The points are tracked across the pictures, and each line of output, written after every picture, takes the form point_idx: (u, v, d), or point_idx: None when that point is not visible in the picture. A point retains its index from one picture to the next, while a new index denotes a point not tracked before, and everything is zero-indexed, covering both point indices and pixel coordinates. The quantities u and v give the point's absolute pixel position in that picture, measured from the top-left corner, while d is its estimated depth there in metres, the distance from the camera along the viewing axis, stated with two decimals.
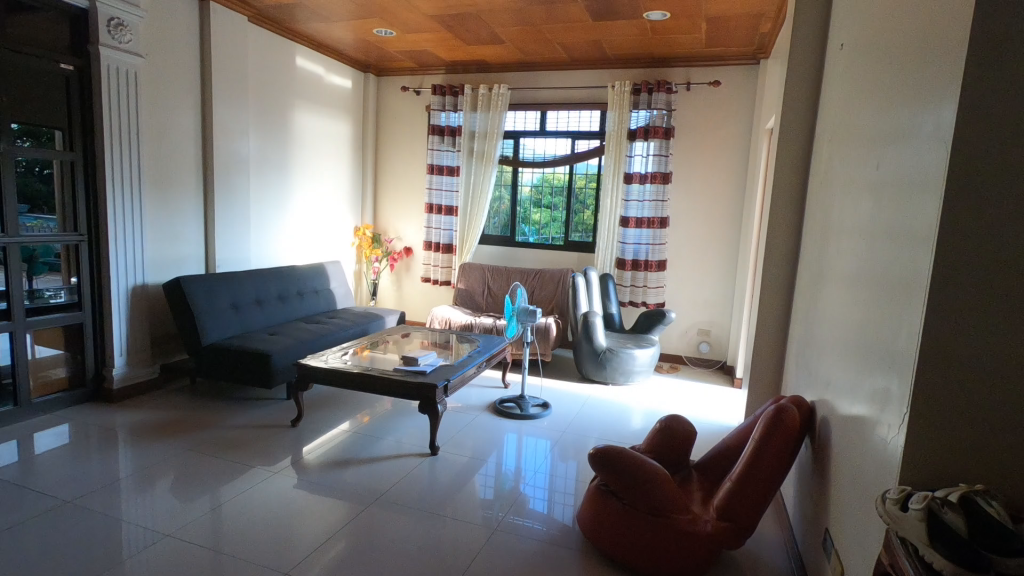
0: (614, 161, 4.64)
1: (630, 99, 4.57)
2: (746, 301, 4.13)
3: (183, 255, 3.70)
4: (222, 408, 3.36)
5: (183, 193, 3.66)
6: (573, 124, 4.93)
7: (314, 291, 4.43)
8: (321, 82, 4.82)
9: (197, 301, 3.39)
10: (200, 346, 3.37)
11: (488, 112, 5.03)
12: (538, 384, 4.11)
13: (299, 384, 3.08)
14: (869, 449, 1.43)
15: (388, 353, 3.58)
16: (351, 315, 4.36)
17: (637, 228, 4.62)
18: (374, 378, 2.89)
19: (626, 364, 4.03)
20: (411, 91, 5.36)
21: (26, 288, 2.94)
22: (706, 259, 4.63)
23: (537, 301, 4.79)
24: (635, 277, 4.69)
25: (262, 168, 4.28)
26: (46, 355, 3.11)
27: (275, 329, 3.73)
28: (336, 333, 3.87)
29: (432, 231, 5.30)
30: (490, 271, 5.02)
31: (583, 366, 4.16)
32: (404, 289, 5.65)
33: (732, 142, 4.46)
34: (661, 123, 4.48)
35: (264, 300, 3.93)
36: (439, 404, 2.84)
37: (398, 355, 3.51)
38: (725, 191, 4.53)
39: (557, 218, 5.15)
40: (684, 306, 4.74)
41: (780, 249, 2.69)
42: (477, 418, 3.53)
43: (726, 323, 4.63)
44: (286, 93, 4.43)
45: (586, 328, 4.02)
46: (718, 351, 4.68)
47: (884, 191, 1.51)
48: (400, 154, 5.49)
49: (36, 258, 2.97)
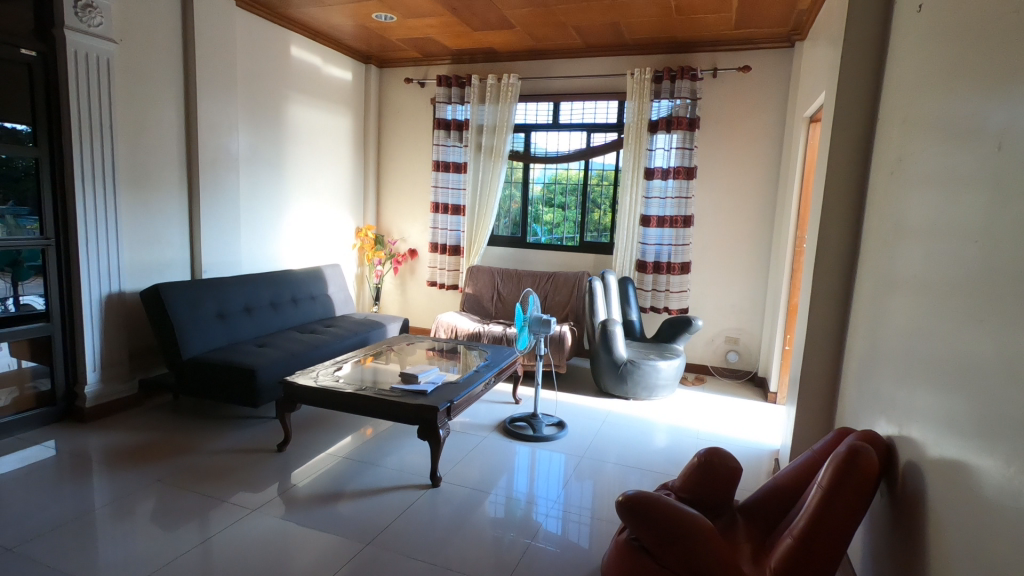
0: (633, 155, 4.28)
1: (651, 87, 4.20)
2: (781, 309, 3.75)
3: (165, 260, 3.40)
4: (204, 427, 3.04)
5: (164, 193, 3.36)
6: (588, 116, 4.59)
7: (311, 297, 4.12)
8: (319, 73, 4.52)
9: (177, 310, 3.09)
10: (180, 361, 3.06)
11: (497, 105, 4.70)
12: (553, 399, 3.74)
13: (286, 404, 2.75)
14: (1008, 524, 1.07)
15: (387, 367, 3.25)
16: (349, 324, 4.03)
17: (659, 227, 4.26)
18: (367, 399, 2.55)
19: (648, 378, 3.66)
20: (415, 83, 5.04)
21: (10, 295, 2.76)
22: (735, 261, 4.26)
23: (551, 306, 4.45)
24: (657, 281, 4.33)
25: (253, 166, 3.97)
26: (29, 367, 2.89)
27: (265, 339, 3.41)
28: (332, 343, 3.55)
29: (438, 232, 4.98)
30: (499, 274, 4.68)
31: (601, 378, 3.79)
32: (408, 293, 5.34)
33: (763, 133, 4.09)
34: (684, 114, 4.12)
35: (255, 307, 3.62)
36: (440, 429, 2.50)
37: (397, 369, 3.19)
38: (755, 186, 4.15)
39: (572, 217, 4.80)
40: (710, 312, 4.37)
41: (834, 251, 2.32)
42: (485, 440, 3.15)
43: (757, 331, 4.26)
44: (279, 85, 4.12)
45: (604, 338, 3.66)
46: (748, 361, 4.30)
47: (1016, 180, 1.16)
48: (405, 150, 5.17)
49: (20, 262, 2.78)
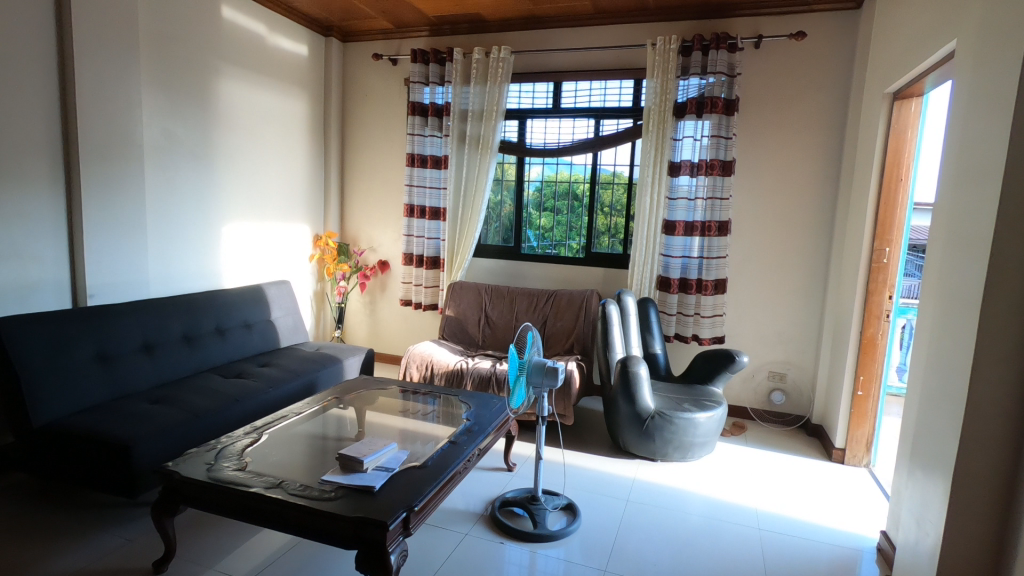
0: (655, 146, 3.42)
1: (677, 61, 3.36)
2: (851, 342, 2.92)
3: (30, 283, 2.51)
4: (59, 524, 2.10)
5: (29, 190, 2.48)
6: (596, 98, 3.73)
7: (245, 325, 3.22)
8: (264, 44, 3.63)
9: (28, 356, 2.18)
10: (28, 430, 2.14)
11: (485, 86, 3.83)
12: (560, 464, 2.82)
13: (164, 506, 1.82)
14: None
15: (343, 429, 2.38)
16: (291, 360, 3.11)
17: (687, 235, 3.41)
18: (284, 507, 1.65)
19: (683, 435, 2.78)
20: (386, 60, 4.16)
21: None
22: (781, 278, 3.41)
23: (551, 334, 3.59)
24: (684, 302, 3.48)
25: (170, 157, 3.06)
26: None
27: (164, 390, 2.49)
28: (262, 394, 2.64)
29: (414, 240, 4.10)
30: (488, 292, 3.81)
31: (619, 433, 2.90)
32: (379, 314, 4.45)
33: (819, 117, 3.25)
34: (720, 93, 3.27)
35: (159, 343, 2.72)
36: (393, 554, 1.60)
37: (359, 437, 2.31)
38: (808, 185, 3.31)
39: (576, 222, 3.93)
40: (750, 341, 3.52)
41: (1014, 281, 1.46)
42: (469, 536, 2.22)
43: (809, 365, 3.42)
44: (206, 53, 3.22)
45: (626, 382, 2.77)
46: (797, 403, 3.45)
47: None
48: (375, 142, 4.29)
49: None
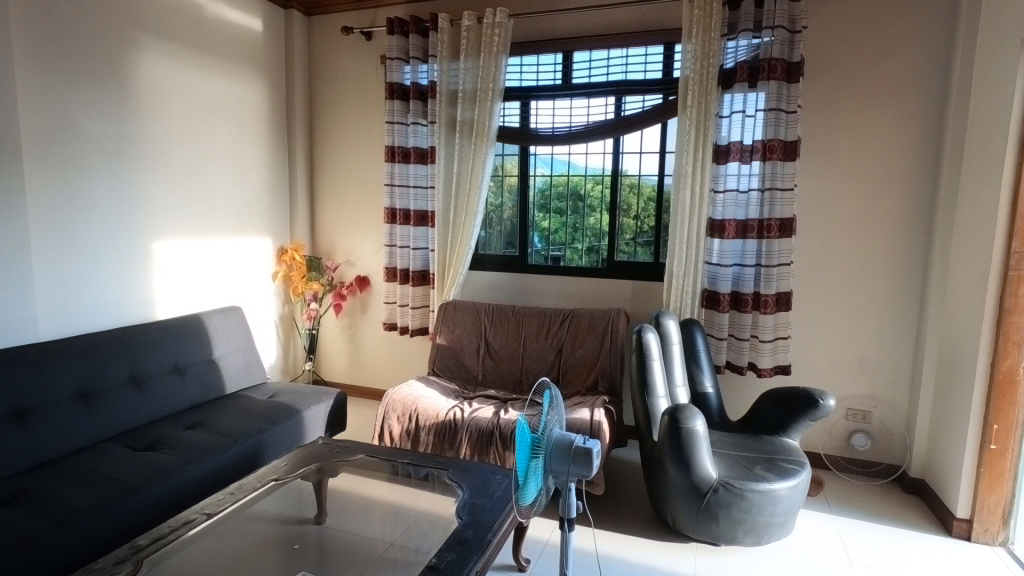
0: (694, 125, 2.67)
1: (722, 15, 2.62)
2: (979, 379, 2.15)
3: None
4: None
5: None
6: (616, 69, 2.98)
7: (176, 369, 2.49)
8: (203, 12, 2.91)
9: None
10: None
11: (479, 60, 3.09)
12: (592, 559, 2.06)
13: None
14: None
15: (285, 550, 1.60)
16: (233, 416, 2.36)
17: (739, 237, 2.68)
18: None
19: (758, 513, 2.03)
20: (359, 35, 3.44)
21: None
22: (861, 290, 2.66)
23: (568, 366, 2.86)
24: (738, 323, 2.73)
25: (66, 154, 2.34)
26: None
27: (36, 480, 1.77)
28: (176, 475, 1.88)
29: (398, 251, 3.38)
30: (488, 314, 3.08)
31: (669, 509, 2.15)
32: (360, 340, 3.73)
33: (911, 81, 2.50)
34: (780, 54, 2.52)
35: (41, 405, 2.00)
36: None
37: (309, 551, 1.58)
38: (897, 171, 2.56)
39: (595, 225, 3.19)
40: (822, 371, 2.77)
41: None
42: None
43: (900, 400, 2.66)
44: (114, 20, 2.49)
45: (677, 443, 2.03)
46: (885, 450, 2.70)
47: None
48: (349, 134, 3.57)
49: None
